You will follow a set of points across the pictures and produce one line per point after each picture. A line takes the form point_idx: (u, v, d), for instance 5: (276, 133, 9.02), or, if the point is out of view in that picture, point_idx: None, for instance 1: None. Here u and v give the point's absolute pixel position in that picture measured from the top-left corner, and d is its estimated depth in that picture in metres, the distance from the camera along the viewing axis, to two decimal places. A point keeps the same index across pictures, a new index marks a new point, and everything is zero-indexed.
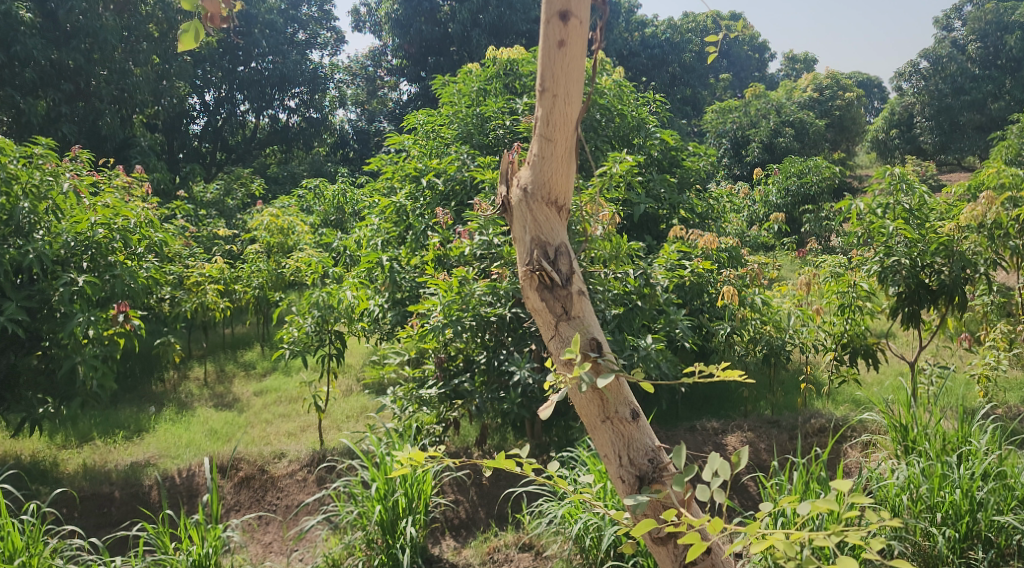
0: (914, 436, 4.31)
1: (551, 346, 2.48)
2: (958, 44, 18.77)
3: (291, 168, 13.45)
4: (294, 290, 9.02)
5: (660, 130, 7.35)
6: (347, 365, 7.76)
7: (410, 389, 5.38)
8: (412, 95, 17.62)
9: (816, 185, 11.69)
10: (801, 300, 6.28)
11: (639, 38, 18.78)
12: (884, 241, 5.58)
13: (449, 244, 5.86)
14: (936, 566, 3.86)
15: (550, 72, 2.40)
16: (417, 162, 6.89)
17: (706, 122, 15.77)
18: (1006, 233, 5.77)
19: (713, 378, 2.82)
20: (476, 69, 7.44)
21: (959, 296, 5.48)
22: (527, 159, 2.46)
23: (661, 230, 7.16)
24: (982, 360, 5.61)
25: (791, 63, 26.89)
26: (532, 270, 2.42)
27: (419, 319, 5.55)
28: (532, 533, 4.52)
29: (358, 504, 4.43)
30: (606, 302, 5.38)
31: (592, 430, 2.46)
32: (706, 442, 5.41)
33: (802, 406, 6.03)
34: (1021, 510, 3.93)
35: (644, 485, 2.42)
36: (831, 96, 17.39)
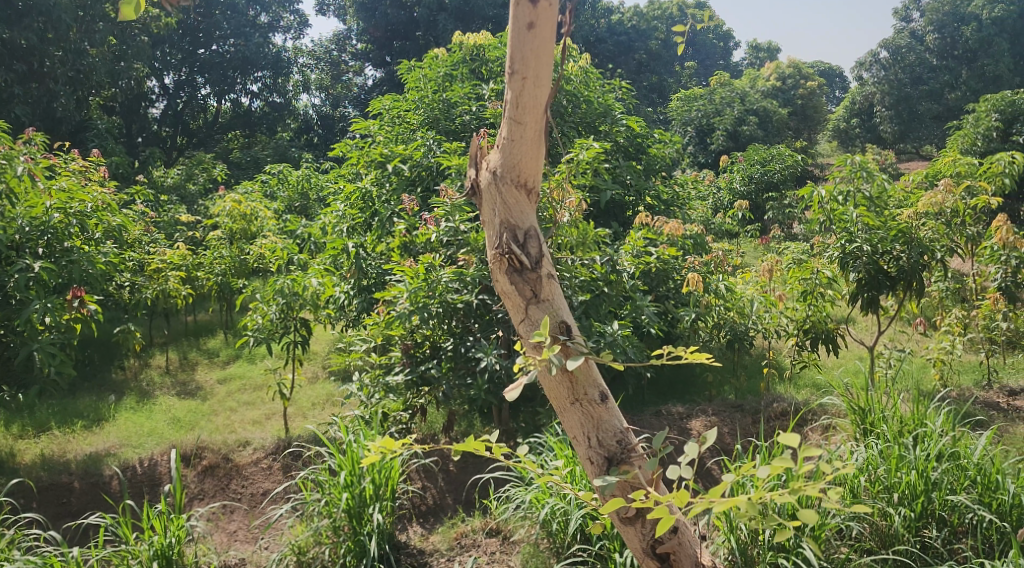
0: (872, 419, 4.43)
1: (521, 329, 2.39)
2: (916, 35, 19.18)
3: (254, 153, 13.21)
4: (258, 277, 8.90)
5: (626, 117, 7.41)
6: (312, 353, 7.70)
7: (376, 377, 5.37)
8: (378, 80, 17.40)
9: (779, 172, 11.84)
10: (764, 286, 6.37)
11: (606, 25, 18.90)
12: (846, 228, 5.66)
13: (415, 231, 5.82)
14: (892, 545, 3.94)
15: (520, 55, 2.27)
16: (384, 147, 6.81)
17: (671, 110, 15.90)
18: (962, 222, 5.90)
19: (680, 361, 2.62)
20: (442, 54, 7.43)
21: (917, 282, 5.55)
22: (497, 143, 2.36)
23: (627, 217, 7.16)
24: (938, 344, 5.75)
25: (756, 52, 27.19)
26: (501, 253, 2.34)
27: (384, 306, 5.53)
28: (500, 518, 4.55)
29: (325, 492, 4.40)
30: (572, 288, 5.41)
31: (561, 412, 2.37)
32: (671, 426, 5.49)
33: (764, 390, 6.14)
34: (975, 490, 4.02)
35: (612, 466, 2.32)
36: (794, 84, 17.56)
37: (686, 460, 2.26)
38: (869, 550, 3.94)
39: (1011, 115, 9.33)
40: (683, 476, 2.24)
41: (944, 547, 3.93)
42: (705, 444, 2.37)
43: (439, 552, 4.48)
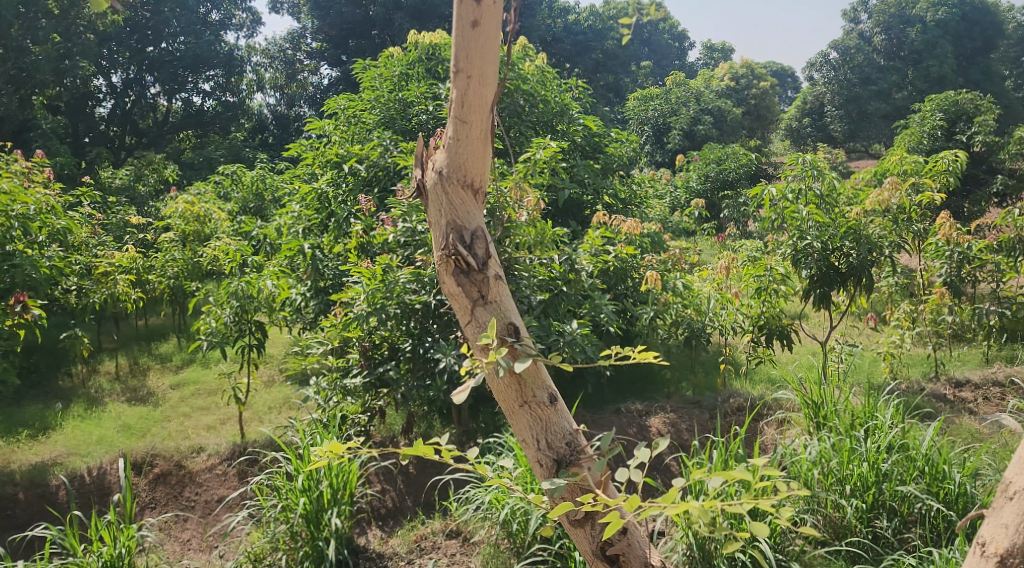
0: (824, 412, 4.48)
1: (467, 331, 2.34)
2: (864, 36, 19.61)
3: (207, 152, 13.01)
4: (211, 280, 8.75)
5: (583, 116, 7.43)
6: (268, 356, 7.58)
7: (334, 380, 5.29)
8: (334, 79, 17.23)
9: (734, 171, 11.98)
10: (720, 283, 6.44)
11: (562, 25, 18.93)
12: (797, 226, 5.74)
13: (372, 232, 5.76)
14: (845, 536, 4.02)
15: (464, 53, 2.24)
16: (339, 147, 6.73)
17: (628, 109, 15.99)
18: (909, 218, 6.03)
19: (629, 362, 2.58)
20: (397, 54, 7.37)
21: (866, 278, 5.65)
22: (442, 142, 2.32)
23: (585, 216, 7.17)
24: (888, 338, 5.88)
25: (710, 53, 27.52)
26: (446, 254, 2.29)
27: (342, 307, 5.47)
28: (459, 520, 4.51)
29: (281, 497, 4.33)
30: (532, 288, 5.44)
31: (510, 415, 2.32)
32: (630, 423, 5.51)
33: (721, 386, 6.19)
34: (924, 480, 4.08)
35: (562, 469, 2.27)
36: (747, 84, 17.74)
37: (637, 463, 2.24)
38: (824, 541, 4.03)
39: (955, 114, 9.55)
40: (634, 479, 2.22)
41: (894, 536, 3.99)
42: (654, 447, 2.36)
43: (399, 555, 4.44)
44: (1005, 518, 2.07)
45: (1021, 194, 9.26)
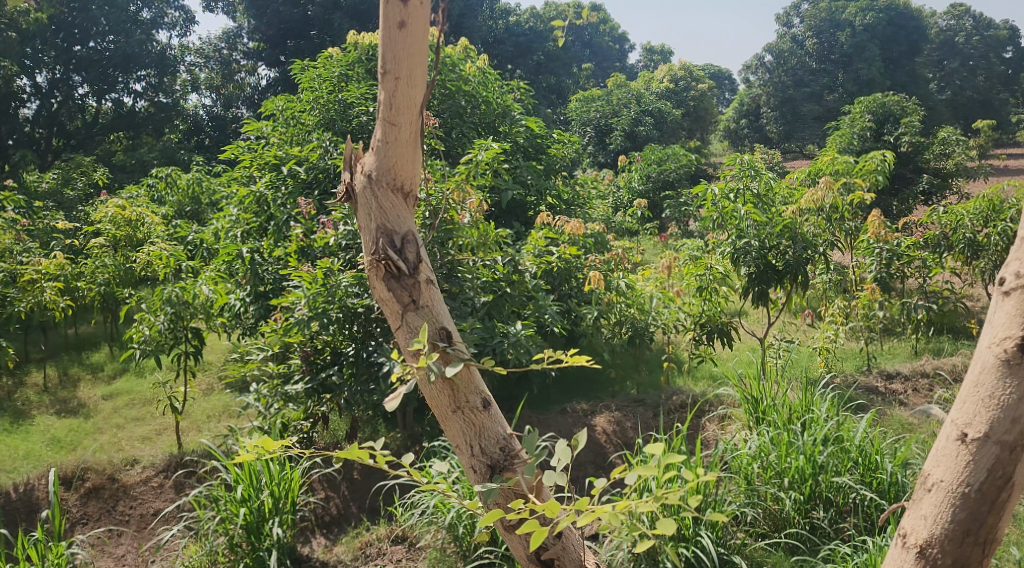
0: (763, 407, 4.56)
1: (399, 337, 2.30)
2: (797, 40, 20.10)
3: (140, 154, 12.70)
4: (145, 286, 8.52)
5: (525, 118, 7.41)
6: (206, 364, 7.40)
7: (274, 386, 5.22)
8: (272, 80, 16.91)
9: (674, 172, 12.15)
10: (663, 282, 6.49)
11: (503, 26, 18.86)
12: (736, 224, 5.81)
13: (313, 235, 5.67)
14: (784, 529, 4.08)
15: (392, 54, 2.21)
16: (277, 149, 6.58)
17: (570, 110, 16.07)
18: (842, 216, 6.17)
19: (561, 366, 2.54)
20: (337, 54, 7.25)
21: (803, 275, 5.75)
22: (371, 145, 2.28)
23: (529, 217, 7.16)
24: (823, 334, 6.02)
25: (649, 55, 27.94)
26: (377, 258, 2.24)
27: (283, 313, 5.35)
28: (405, 525, 4.43)
29: (220, 509, 4.22)
30: (476, 290, 5.44)
31: (443, 421, 2.29)
32: (576, 423, 5.51)
33: (665, 384, 6.24)
34: (857, 471, 4.18)
35: (496, 474, 2.24)
36: (686, 87, 17.91)
37: (562, 465, 2.22)
38: (764, 534, 4.08)
39: (882, 115, 9.80)
40: (559, 483, 2.19)
41: (830, 526, 4.06)
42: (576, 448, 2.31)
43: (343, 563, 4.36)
44: (923, 510, 2.01)
45: (945, 193, 9.55)
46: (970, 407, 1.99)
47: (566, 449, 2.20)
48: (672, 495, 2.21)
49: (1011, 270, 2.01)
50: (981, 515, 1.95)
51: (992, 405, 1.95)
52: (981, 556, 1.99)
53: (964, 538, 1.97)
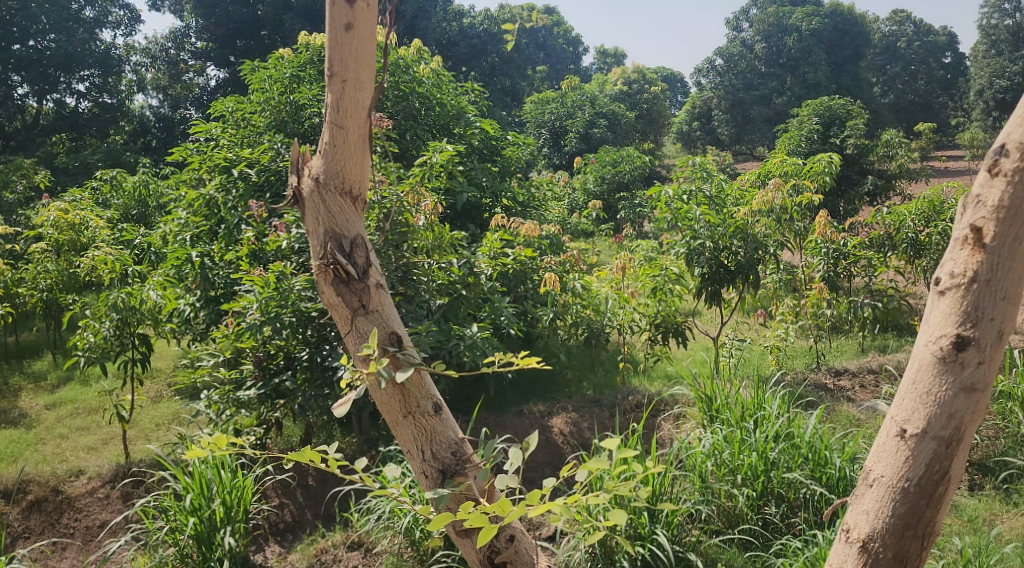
0: (717, 406, 4.63)
1: (349, 342, 2.27)
2: (746, 44, 20.48)
3: (83, 156, 12.42)
4: (90, 291, 8.32)
5: (479, 119, 7.39)
6: (155, 371, 7.25)
7: (226, 392, 5.12)
8: (221, 81, 16.62)
9: (629, 173, 12.25)
10: (618, 283, 6.53)
11: (458, 28, 18.85)
12: (689, 226, 5.87)
13: (265, 238, 5.59)
14: (738, 525, 4.14)
15: (339, 57, 2.19)
16: (227, 151, 6.46)
17: (525, 112, 16.11)
18: (792, 217, 6.26)
19: (511, 368, 2.54)
20: (288, 55, 7.15)
21: (754, 275, 5.84)
22: (319, 149, 2.25)
23: (484, 219, 7.15)
24: (775, 333, 6.11)
25: (603, 58, 28.17)
26: (325, 263, 2.22)
27: (234, 317, 5.26)
28: (361, 531, 4.38)
29: (170, 518, 4.13)
30: (431, 292, 5.39)
31: (394, 426, 2.27)
32: (533, 425, 5.52)
33: (621, 384, 6.28)
34: (807, 466, 4.24)
35: (447, 479, 2.23)
36: (639, 89, 18.05)
37: (513, 468, 2.19)
38: (718, 530, 4.14)
39: (829, 118, 10.00)
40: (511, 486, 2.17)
41: (782, 521, 4.14)
42: (530, 451, 2.29)
43: None
44: (865, 505, 2.05)
45: (890, 194, 9.77)
46: (909, 403, 2.04)
47: (517, 452, 2.17)
48: (621, 486, 2.24)
49: (945, 270, 2.05)
50: (920, 508, 2.00)
51: (929, 401, 2.00)
52: (921, 549, 2.03)
53: (904, 532, 2.01)
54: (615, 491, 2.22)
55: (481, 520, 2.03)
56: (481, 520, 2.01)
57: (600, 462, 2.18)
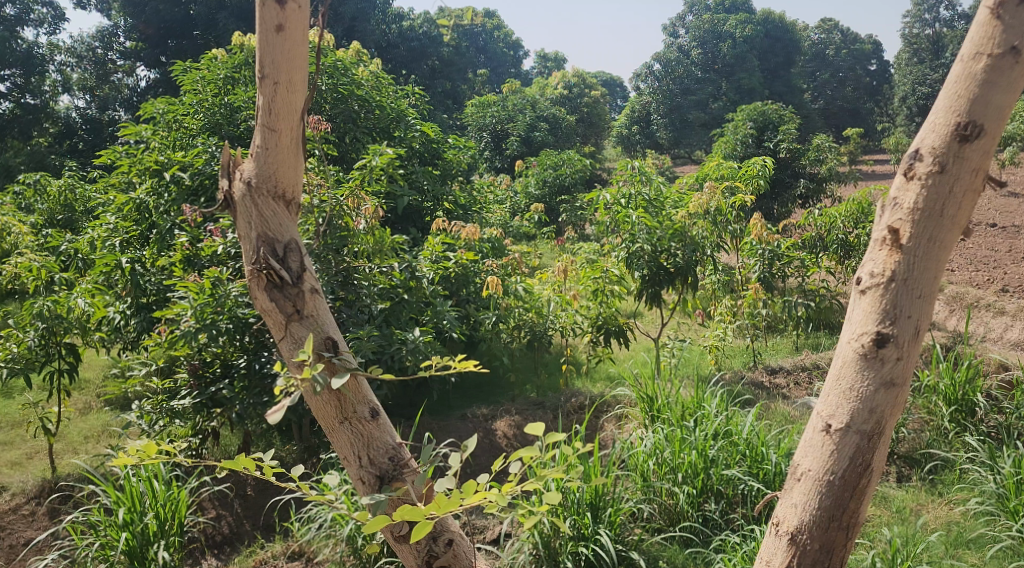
0: (658, 406, 4.70)
1: (283, 348, 2.24)
2: (683, 50, 20.88)
3: (4, 159, 11.99)
4: (13, 299, 8.02)
5: (419, 122, 7.34)
6: (84, 382, 7.03)
7: (158, 403, 5.00)
8: (152, 81, 16.24)
9: (569, 176, 12.34)
10: (559, 286, 6.56)
11: (397, 30, 18.77)
12: (629, 229, 5.94)
13: (199, 244, 5.47)
14: (680, 522, 4.20)
15: (270, 58, 2.15)
16: (158, 154, 6.30)
17: (466, 116, 16.10)
18: (728, 220, 6.38)
19: (448, 369, 2.53)
20: (221, 56, 6.99)
21: (692, 276, 5.94)
22: (250, 152, 2.22)
23: (425, 223, 7.12)
24: (713, 333, 6.22)
25: (543, 62, 28.36)
26: (257, 268, 2.19)
27: (167, 325, 5.13)
28: (302, 540, 4.32)
29: (99, 534, 4.00)
30: (372, 297, 5.40)
31: (330, 432, 2.24)
32: (476, 428, 5.51)
33: (564, 386, 6.32)
34: (745, 463, 4.32)
35: (384, 484, 2.21)
36: (579, 93, 18.19)
37: (449, 466, 2.19)
38: (660, 528, 4.21)
39: (763, 123, 10.22)
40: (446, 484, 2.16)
41: (721, 518, 4.19)
42: (465, 450, 2.29)
43: None
44: (794, 498, 2.11)
45: (822, 197, 10.04)
46: (833, 398, 2.09)
47: (452, 450, 2.17)
48: (552, 474, 2.26)
49: (866, 270, 2.11)
50: (844, 500, 2.05)
51: (852, 396, 2.06)
52: (846, 540, 2.09)
53: (830, 523, 2.07)
54: (546, 479, 2.24)
55: (417, 517, 2.03)
56: (415, 514, 2.01)
57: (530, 450, 2.20)
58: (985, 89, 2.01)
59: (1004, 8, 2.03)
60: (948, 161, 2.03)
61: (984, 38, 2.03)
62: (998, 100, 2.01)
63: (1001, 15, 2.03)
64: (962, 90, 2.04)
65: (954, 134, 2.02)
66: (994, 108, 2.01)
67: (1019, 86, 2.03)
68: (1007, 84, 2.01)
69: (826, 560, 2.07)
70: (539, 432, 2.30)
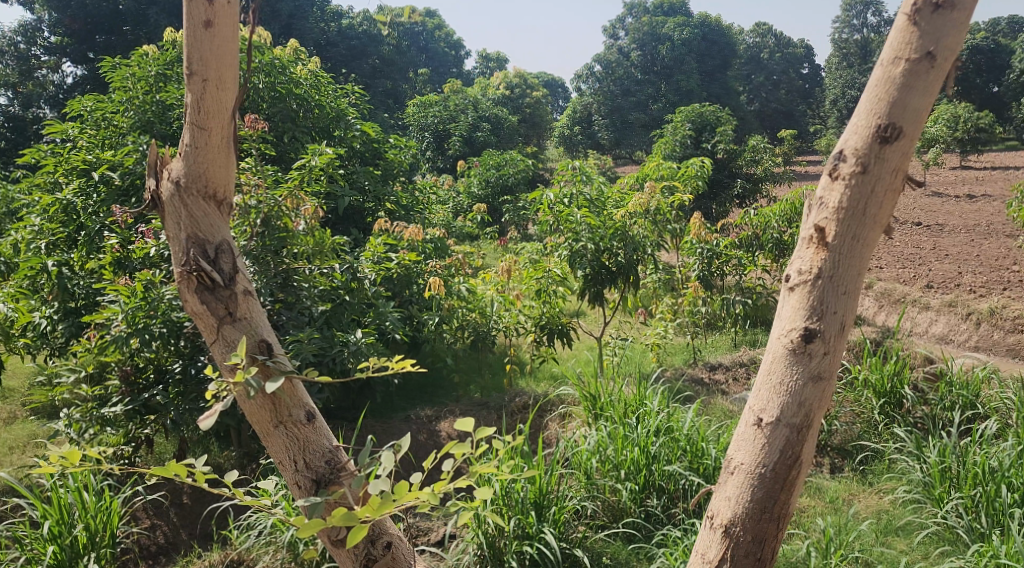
0: (601, 403, 4.75)
1: (214, 351, 2.19)
2: (623, 52, 21.22)
3: None
4: None
5: (360, 121, 7.26)
6: (9, 390, 6.77)
7: (88, 409, 4.79)
8: (79, 78, 15.77)
9: (512, 176, 12.37)
10: (503, 286, 6.57)
11: (336, 29, 18.59)
12: (572, 228, 5.96)
13: (130, 245, 5.34)
14: (623, 519, 4.23)
15: (198, 55, 2.10)
16: (86, 153, 6.09)
17: (407, 115, 15.98)
18: (668, 218, 6.47)
19: (385, 371, 2.50)
20: (152, 52, 6.79)
21: (634, 275, 5.99)
22: (179, 151, 2.16)
23: (367, 223, 7.05)
24: (654, 331, 6.30)
25: (485, 62, 28.38)
26: (188, 270, 2.13)
27: (97, 329, 4.98)
28: (241, 547, 4.23)
29: (25, 548, 3.84)
30: (312, 299, 5.31)
31: (265, 437, 2.20)
32: (420, 429, 5.48)
33: (507, 386, 6.33)
34: (686, 458, 4.39)
35: (320, 488, 2.18)
36: (521, 94, 18.22)
37: (384, 468, 2.17)
38: (603, 525, 4.23)
39: (700, 124, 10.39)
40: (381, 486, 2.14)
41: (663, 512, 4.24)
42: (400, 451, 2.27)
43: None
44: (727, 492, 2.15)
45: (758, 196, 10.25)
46: (764, 393, 2.14)
47: (388, 453, 2.14)
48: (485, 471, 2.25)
49: (794, 268, 2.17)
50: (775, 492, 2.10)
51: (781, 390, 2.10)
52: (777, 530, 2.13)
53: (762, 514, 2.11)
54: (478, 475, 2.22)
55: (351, 522, 2.00)
56: (349, 519, 1.98)
57: (461, 447, 2.18)
58: (903, 93, 2.06)
59: (920, 14, 2.08)
60: (870, 162, 2.08)
61: (902, 42, 2.08)
62: (915, 103, 2.06)
63: (918, 21, 2.08)
64: (881, 94, 2.09)
65: (875, 135, 2.07)
66: (911, 111, 2.06)
67: (935, 90, 2.09)
68: (924, 87, 2.07)
69: (759, 551, 2.11)
70: (469, 427, 2.28)
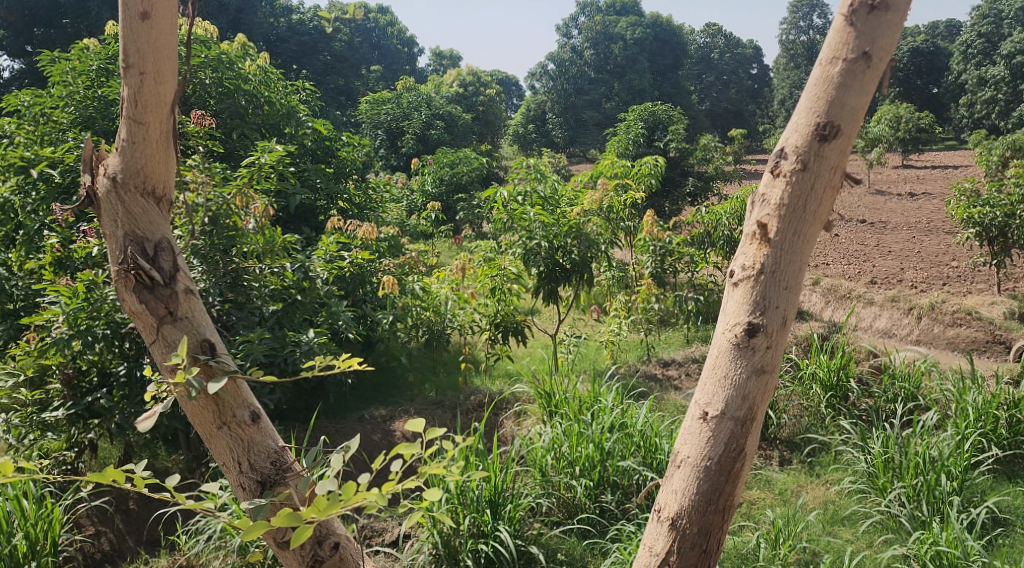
0: (556, 401, 4.75)
1: (154, 352, 2.13)
2: (576, 51, 21.46)
3: None
4: None
5: (311, 119, 7.18)
6: None
7: (27, 414, 4.68)
8: (17, 72, 15.33)
9: (466, 175, 12.34)
10: (457, 284, 6.54)
11: (286, 25, 18.49)
12: (525, 227, 5.96)
13: (71, 244, 5.21)
14: (578, 515, 4.23)
15: (134, 48, 2.05)
16: (25, 150, 5.92)
17: (360, 113, 15.87)
18: (619, 216, 6.52)
19: (333, 370, 2.45)
20: (94, 47, 6.62)
21: (588, 273, 6.00)
22: (116, 146, 2.11)
23: (319, 222, 6.97)
24: (608, 328, 6.33)
25: (439, 60, 28.34)
26: (125, 268, 2.08)
27: (37, 332, 4.84)
28: (189, 553, 4.14)
29: None
30: (262, 298, 5.20)
31: (208, 438, 2.16)
32: (375, 429, 5.43)
33: (462, 384, 6.30)
34: (639, 454, 4.42)
35: (265, 489, 2.14)
36: (474, 92, 18.10)
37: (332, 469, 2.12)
38: (558, 521, 4.23)
39: (653, 123, 10.49)
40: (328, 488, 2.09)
41: (617, 508, 4.25)
42: (349, 452, 2.23)
43: None
44: (674, 485, 2.16)
45: (709, 194, 10.40)
46: (709, 386, 2.16)
47: (336, 454, 2.10)
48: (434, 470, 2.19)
49: (739, 263, 2.19)
50: (720, 484, 2.12)
51: (726, 383, 2.13)
52: (722, 522, 2.15)
53: (707, 507, 2.12)
54: (426, 475, 2.17)
55: (296, 524, 1.96)
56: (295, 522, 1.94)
57: (411, 446, 2.11)
58: (841, 92, 2.10)
59: (857, 15, 2.11)
60: (810, 159, 2.11)
61: (839, 42, 2.11)
62: (852, 102, 2.09)
63: (855, 21, 2.11)
64: (820, 93, 2.12)
65: (814, 133, 2.10)
66: (848, 110, 2.09)
67: (871, 89, 2.13)
68: (860, 87, 2.10)
69: (704, 544, 2.13)
70: (419, 426, 2.22)
